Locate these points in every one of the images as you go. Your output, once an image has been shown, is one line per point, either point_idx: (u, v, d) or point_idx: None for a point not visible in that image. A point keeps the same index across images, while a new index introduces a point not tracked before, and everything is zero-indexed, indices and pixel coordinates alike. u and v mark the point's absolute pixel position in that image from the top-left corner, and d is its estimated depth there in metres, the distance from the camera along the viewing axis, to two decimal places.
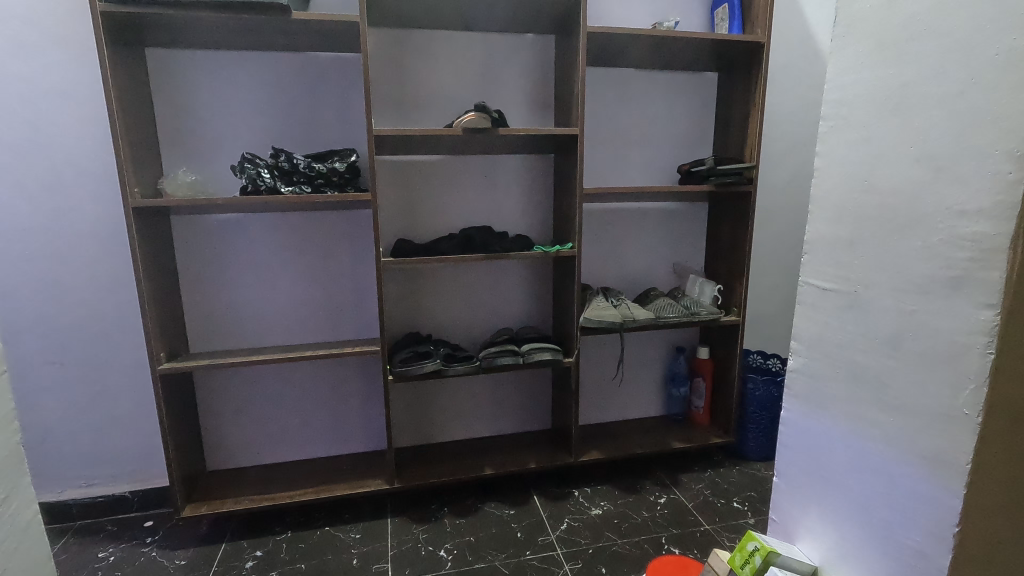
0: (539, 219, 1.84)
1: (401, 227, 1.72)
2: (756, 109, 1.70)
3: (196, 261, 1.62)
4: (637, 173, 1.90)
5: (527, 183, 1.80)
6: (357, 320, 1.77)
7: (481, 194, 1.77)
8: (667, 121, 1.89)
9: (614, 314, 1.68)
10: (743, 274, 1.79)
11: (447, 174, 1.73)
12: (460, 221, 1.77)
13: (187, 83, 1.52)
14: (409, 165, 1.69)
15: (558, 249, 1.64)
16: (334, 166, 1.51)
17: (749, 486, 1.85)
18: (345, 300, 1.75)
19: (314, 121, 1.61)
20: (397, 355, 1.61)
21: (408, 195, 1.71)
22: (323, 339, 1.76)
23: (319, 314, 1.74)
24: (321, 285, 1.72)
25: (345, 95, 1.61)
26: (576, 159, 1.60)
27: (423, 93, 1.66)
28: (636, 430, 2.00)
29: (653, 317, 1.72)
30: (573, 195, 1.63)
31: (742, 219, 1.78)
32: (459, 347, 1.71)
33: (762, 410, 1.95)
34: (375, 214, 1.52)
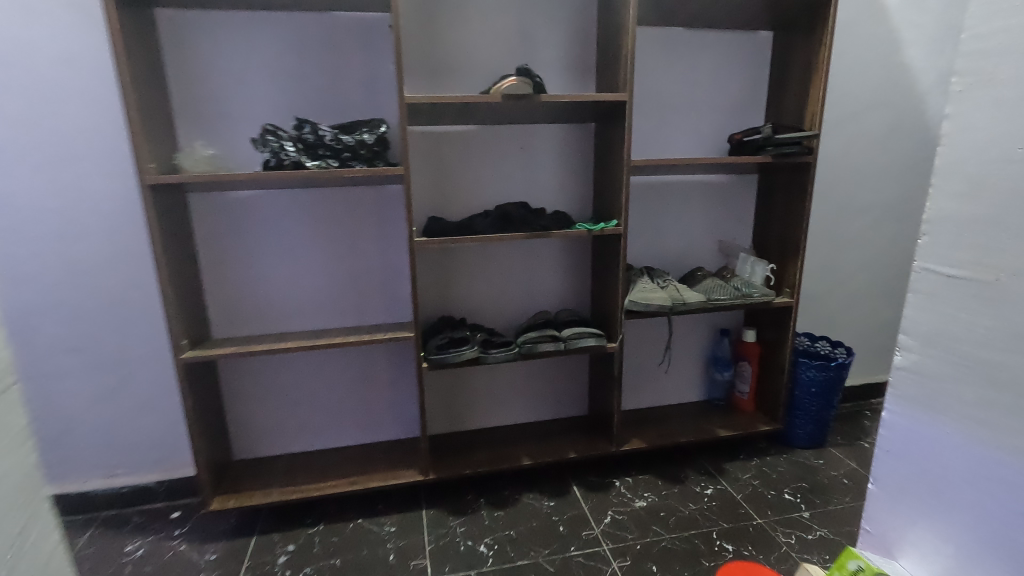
0: (579, 194, 1.71)
1: (432, 205, 1.61)
2: (819, 71, 1.55)
3: (215, 242, 1.52)
4: (684, 143, 1.76)
5: (565, 155, 1.67)
6: (385, 303, 1.67)
7: (516, 167, 1.64)
8: (718, 86, 1.73)
9: (663, 295, 1.57)
10: (799, 252, 1.66)
11: (481, 147, 1.60)
12: (495, 198, 1.65)
13: (201, 47, 1.39)
14: (441, 138, 1.57)
15: (603, 227, 1.52)
16: (362, 138, 1.39)
17: (799, 477, 1.76)
18: (373, 282, 1.64)
19: (337, 88, 1.48)
20: (433, 340, 1.51)
21: (440, 171, 1.59)
22: (351, 324, 1.66)
23: (345, 297, 1.64)
24: (347, 267, 1.62)
25: (371, 60, 1.48)
26: (624, 128, 1.46)
27: (455, 57, 1.52)
28: (677, 417, 1.90)
29: (703, 299, 1.60)
30: (619, 168, 1.50)
31: (799, 192, 1.65)
32: (496, 330, 1.61)
33: (811, 396, 1.84)
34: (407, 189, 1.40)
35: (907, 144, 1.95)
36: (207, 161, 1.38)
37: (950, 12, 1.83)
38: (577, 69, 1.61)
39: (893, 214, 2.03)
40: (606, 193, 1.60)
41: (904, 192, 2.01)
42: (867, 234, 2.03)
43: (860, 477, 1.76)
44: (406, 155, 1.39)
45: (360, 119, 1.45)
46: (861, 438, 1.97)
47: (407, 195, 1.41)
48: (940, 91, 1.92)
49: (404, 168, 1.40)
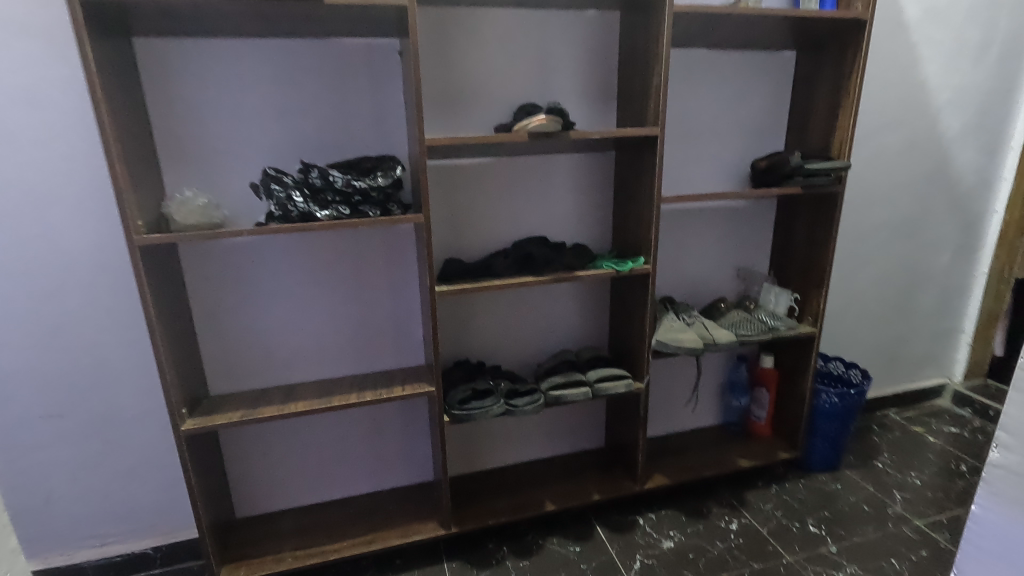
0: (600, 226, 1.62)
1: (447, 245, 1.49)
2: (850, 98, 1.48)
3: (209, 293, 1.38)
4: (705, 169, 1.68)
5: (585, 185, 1.57)
6: (396, 348, 1.55)
7: (533, 200, 1.53)
8: (740, 108, 1.65)
9: (693, 335, 1.50)
10: (824, 283, 1.62)
11: (498, 182, 1.49)
12: (513, 234, 1.54)
13: (187, 80, 1.23)
14: (455, 173, 1.45)
15: (631, 266, 1.43)
16: (376, 182, 1.26)
17: (820, 505, 1.74)
18: (384, 327, 1.53)
19: (342, 123, 1.34)
20: (455, 394, 1.41)
21: (454, 208, 1.47)
22: (360, 372, 1.54)
23: (353, 344, 1.52)
24: (356, 313, 1.50)
25: (379, 91, 1.34)
26: (654, 163, 1.37)
27: (470, 86, 1.40)
28: (695, 446, 1.86)
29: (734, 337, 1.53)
30: (649, 204, 1.41)
31: (825, 222, 1.59)
32: (518, 376, 1.52)
33: (830, 421, 1.82)
34: (426, 236, 1.29)
35: (922, 162, 1.92)
36: (205, 209, 1.22)
37: (967, 28, 1.79)
38: (598, 93, 1.50)
39: (904, 231, 2.01)
40: (631, 227, 1.52)
41: (916, 209, 1.98)
42: (880, 252, 2.01)
43: (879, 502, 1.76)
44: (423, 199, 1.27)
45: (370, 158, 1.32)
46: (874, 456, 1.98)
47: (425, 242, 1.30)
48: (955, 108, 1.89)
49: (422, 213, 1.28)
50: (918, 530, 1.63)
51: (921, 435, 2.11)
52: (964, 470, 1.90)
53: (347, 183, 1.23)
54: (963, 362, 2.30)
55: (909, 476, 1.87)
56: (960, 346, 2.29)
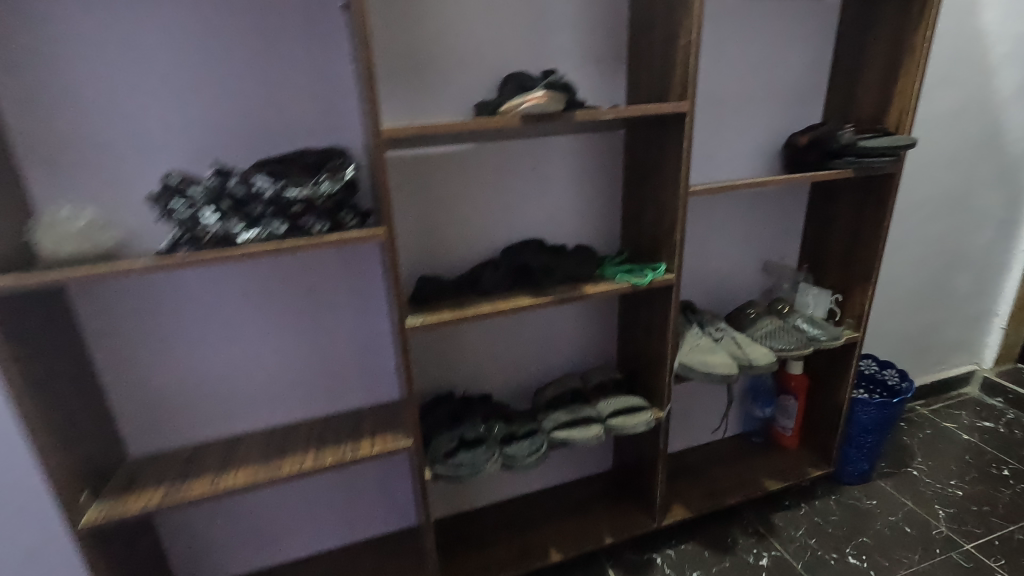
0: (607, 223, 1.32)
1: (420, 258, 1.18)
2: (914, 58, 1.19)
3: (114, 333, 1.07)
4: (731, 146, 1.38)
5: (588, 174, 1.26)
6: (363, 384, 1.27)
7: (527, 196, 1.23)
8: (775, 71, 1.35)
9: (727, 356, 1.22)
10: (871, 281, 1.36)
11: (482, 177, 1.18)
12: (503, 239, 1.24)
13: (42, 51, 0.87)
14: (427, 168, 1.13)
15: (651, 278, 1.15)
16: (319, 189, 0.94)
17: (857, 528, 1.55)
18: (346, 360, 1.23)
19: (274, 105, 1.00)
20: (438, 446, 1.13)
21: (427, 212, 1.16)
22: (321, 415, 1.26)
23: (308, 384, 1.23)
24: (310, 345, 1.20)
25: (319, 61, 1.00)
26: (682, 149, 1.07)
27: (440, 51, 1.07)
28: (714, 464, 1.64)
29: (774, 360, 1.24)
30: (673, 199, 1.13)
31: (877, 208, 1.32)
32: (514, 414, 1.25)
33: (867, 433, 1.58)
34: (391, 256, 0.98)
35: (970, 129, 1.65)
36: (89, 226, 0.90)
37: None
38: (606, 56, 1.18)
39: (945, 210, 1.76)
40: (648, 226, 1.23)
41: (960, 184, 1.73)
42: (917, 233, 1.76)
43: (921, 521, 1.57)
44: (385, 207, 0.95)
45: (311, 155, 1.01)
46: (908, 462, 1.79)
47: (391, 264, 1.00)
48: (1012, 64, 1.61)
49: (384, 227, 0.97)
50: (969, 556, 1.45)
51: (953, 432, 1.93)
52: (1007, 475, 1.72)
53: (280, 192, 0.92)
54: (993, 347, 2.10)
55: (949, 487, 1.68)
56: (993, 330, 2.08)
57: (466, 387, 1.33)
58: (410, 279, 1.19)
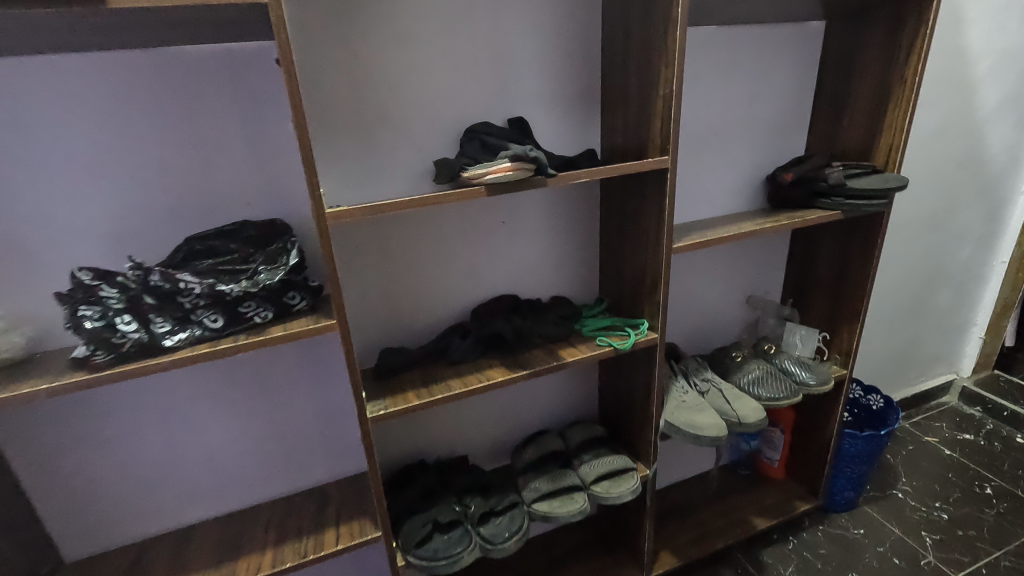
0: (583, 272, 1.24)
1: (381, 328, 1.08)
2: (901, 90, 1.13)
3: (34, 438, 0.94)
4: (713, 182, 1.29)
5: (561, 224, 1.18)
6: (326, 459, 1.17)
7: (497, 253, 1.13)
8: (757, 102, 1.27)
9: (716, 415, 1.15)
10: (859, 318, 1.31)
11: (444, 238, 1.07)
12: (473, 299, 1.15)
13: None
14: (382, 235, 1.02)
15: (633, 339, 1.07)
16: (258, 280, 0.84)
17: (846, 562, 1.51)
18: (307, 437, 1.13)
19: (205, 177, 0.88)
20: (410, 533, 1.03)
21: (385, 280, 1.05)
22: (283, 495, 1.16)
23: (265, 466, 1.12)
24: (264, 426, 1.09)
25: (253, 124, 0.88)
26: (664, 205, 0.99)
27: (395, 106, 0.95)
28: (701, 503, 1.59)
29: (766, 420, 1.15)
30: (655, 257, 1.04)
31: (865, 245, 1.26)
32: (492, 482, 1.17)
33: (854, 463, 1.54)
34: (346, 348, 0.87)
35: (953, 147, 1.60)
36: None
37: None
38: (577, 99, 1.09)
39: (926, 229, 1.72)
40: (629, 279, 1.15)
41: (942, 201, 1.69)
42: (899, 253, 1.72)
43: (909, 551, 1.54)
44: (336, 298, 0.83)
45: (250, 235, 0.89)
46: (892, 484, 1.77)
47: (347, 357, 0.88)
48: (994, 79, 1.55)
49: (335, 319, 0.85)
50: None
51: (936, 447, 1.92)
52: (990, 494, 1.71)
53: (213, 288, 0.81)
54: (971, 356, 2.10)
55: (935, 511, 1.66)
56: (971, 341, 2.08)
57: (440, 453, 1.25)
58: (373, 349, 1.09)
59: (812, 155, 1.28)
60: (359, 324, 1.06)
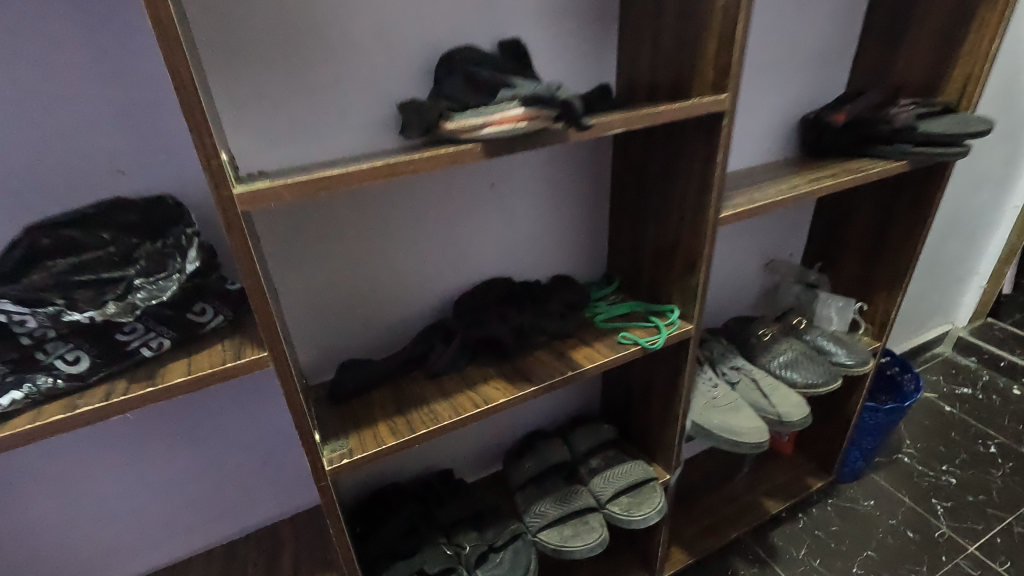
0: (587, 243, 1.00)
1: (333, 335, 0.82)
2: (992, 4, 0.88)
3: None
4: (744, 125, 1.04)
5: (562, 185, 0.92)
6: (273, 496, 0.92)
7: (480, 230, 0.87)
8: (802, 22, 1.00)
9: (754, 415, 0.96)
10: (903, 286, 1.12)
11: (411, 213, 0.80)
12: (452, 287, 0.89)
13: None
14: (324, 214, 0.74)
15: (661, 333, 0.84)
16: (134, 301, 0.54)
17: (860, 539, 1.42)
18: (248, 471, 0.88)
19: (50, 137, 0.60)
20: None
21: (334, 275, 0.78)
22: (225, 539, 0.91)
23: (192, 514, 0.87)
24: (186, 465, 0.82)
25: (98, 48, 0.58)
26: (713, 161, 0.74)
27: (333, 25, 0.65)
28: (708, 486, 1.45)
29: (809, 416, 0.97)
30: (693, 230, 0.80)
31: (917, 201, 1.06)
32: (487, 509, 0.96)
33: (870, 436, 1.42)
34: (285, 388, 0.59)
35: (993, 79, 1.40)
36: None
37: None
38: (587, 15, 0.80)
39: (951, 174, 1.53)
40: (652, 254, 0.91)
41: None
42: None
43: (921, 522, 1.46)
44: (262, 320, 0.55)
45: (126, 226, 0.60)
46: (897, 448, 1.67)
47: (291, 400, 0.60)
48: None
49: (264, 352, 0.56)
50: (975, 562, 1.35)
51: (936, 403, 1.84)
52: (995, 453, 1.64)
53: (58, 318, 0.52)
54: (969, 305, 2.00)
55: (943, 475, 1.58)
56: (971, 289, 1.97)
57: (418, 470, 1.02)
58: (325, 360, 0.83)
59: (864, 92, 1.05)
60: (302, 333, 0.79)
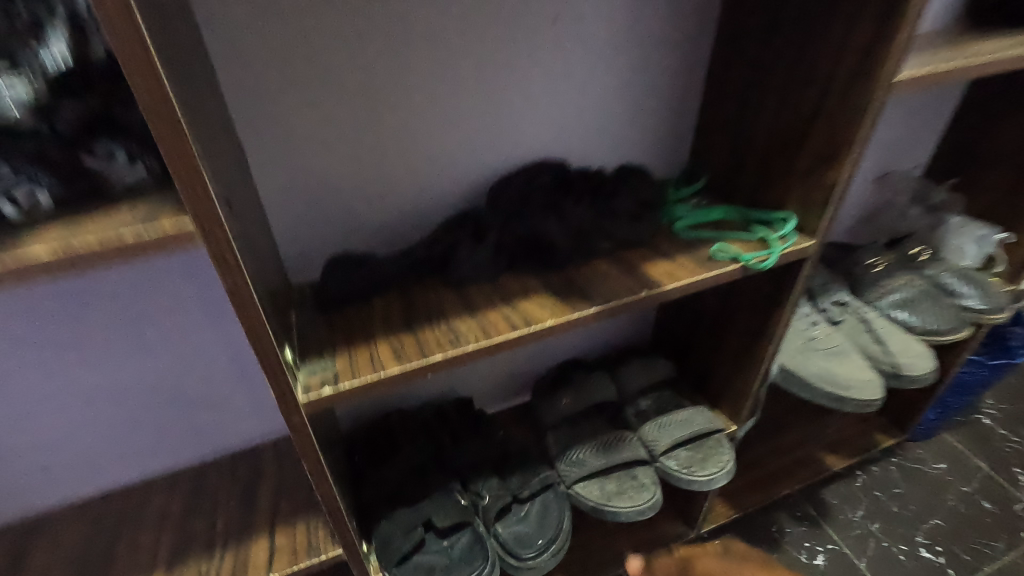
0: (669, 127, 0.75)
1: (320, 206, 0.60)
2: None
3: None
4: None
5: (646, 34, 0.66)
6: (237, 423, 0.75)
7: (529, 86, 0.63)
8: None
9: (863, 364, 0.75)
10: None
11: (432, 36, 0.55)
12: (486, 168, 0.66)
13: None
14: (307, 33, 0.51)
15: (771, 248, 0.61)
16: None
17: (926, 506, 1.24)
18: (209, 386, 0.70)
19: None
20: (389, 548, 0.64)
21: (318, 114, 0.55)
22: (180, 467, 0.75)
23: (137, 434, 0.70)
24: (139, 370, 0.65)
25: None
26: None
27: None
28: (759, 434, 1.27)
29: (935, 372, 0.75)
30: (847, 101, 0.55)
31: None
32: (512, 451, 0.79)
33: (960, 393, 1.21)
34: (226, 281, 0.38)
35: None
36: None
37: None
38: None
39: None
40: (767, 142, 0.66)
41: None
42: None
43: (1000, 493, 1.27)
44: (178, 170, 0.33)
45: None
46: (977, 407, 1.46)
47: (239, 301, 0.40)
48: None
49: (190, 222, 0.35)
50: None
51: None
52: None
53: None
54: None
55: None
56: None
57: (431, 396, 0.85)
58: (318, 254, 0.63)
59: None
60: (276, 198, 0.58)
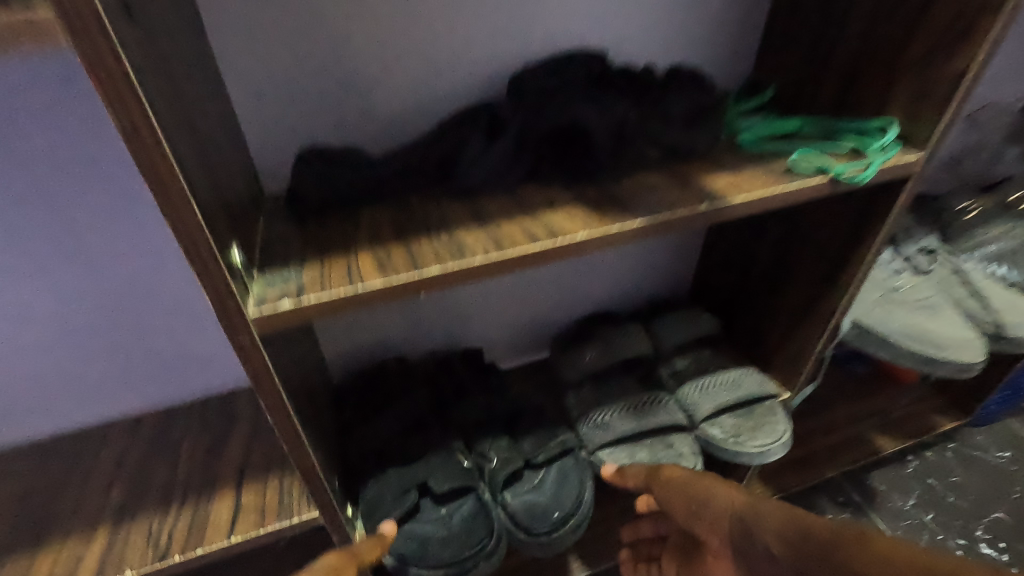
0: (734, 20, 0.61)
1: (286, 53, 0.47)
2: None
3: None
4: None
5: None
6: (192, 362, 0.64)
7: None
8: None
9: (959, 322, 0.62)
10: None
11: None
12: (504, 57, 0.53)
13: None
14: None
15: (866, 162, 0.47)
16: None
17: (987, 497, 1.11)
18: (159, 314, 0.59)
19: None
20: (377, 515, 0.54)
21: None
22: (123, 414, 0.65)
23: (70, 364, 0.59)
24: (70, 285, 0.54)
25: None
26: None
27: None
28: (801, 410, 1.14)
29: None
30: None
31: None
32: (525, 410, 0.67)
33: None
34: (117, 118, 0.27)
35: None
36: None
37: None
38: None
39: None
40: (866, 27, 0.51)
41: None
42: None
43: None
44: None
45: None
46: None
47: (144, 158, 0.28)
48: None
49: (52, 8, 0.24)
50: None
51: None
52: None
53: None
54: None
55: None
56: None
57: (431, 317, 0.70)
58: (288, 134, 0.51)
59: None
60: (238, 56, 0.46)
